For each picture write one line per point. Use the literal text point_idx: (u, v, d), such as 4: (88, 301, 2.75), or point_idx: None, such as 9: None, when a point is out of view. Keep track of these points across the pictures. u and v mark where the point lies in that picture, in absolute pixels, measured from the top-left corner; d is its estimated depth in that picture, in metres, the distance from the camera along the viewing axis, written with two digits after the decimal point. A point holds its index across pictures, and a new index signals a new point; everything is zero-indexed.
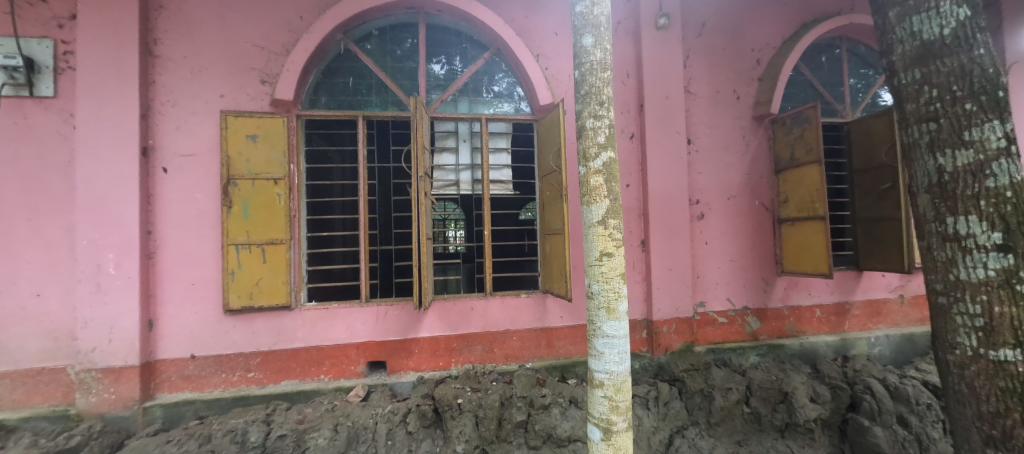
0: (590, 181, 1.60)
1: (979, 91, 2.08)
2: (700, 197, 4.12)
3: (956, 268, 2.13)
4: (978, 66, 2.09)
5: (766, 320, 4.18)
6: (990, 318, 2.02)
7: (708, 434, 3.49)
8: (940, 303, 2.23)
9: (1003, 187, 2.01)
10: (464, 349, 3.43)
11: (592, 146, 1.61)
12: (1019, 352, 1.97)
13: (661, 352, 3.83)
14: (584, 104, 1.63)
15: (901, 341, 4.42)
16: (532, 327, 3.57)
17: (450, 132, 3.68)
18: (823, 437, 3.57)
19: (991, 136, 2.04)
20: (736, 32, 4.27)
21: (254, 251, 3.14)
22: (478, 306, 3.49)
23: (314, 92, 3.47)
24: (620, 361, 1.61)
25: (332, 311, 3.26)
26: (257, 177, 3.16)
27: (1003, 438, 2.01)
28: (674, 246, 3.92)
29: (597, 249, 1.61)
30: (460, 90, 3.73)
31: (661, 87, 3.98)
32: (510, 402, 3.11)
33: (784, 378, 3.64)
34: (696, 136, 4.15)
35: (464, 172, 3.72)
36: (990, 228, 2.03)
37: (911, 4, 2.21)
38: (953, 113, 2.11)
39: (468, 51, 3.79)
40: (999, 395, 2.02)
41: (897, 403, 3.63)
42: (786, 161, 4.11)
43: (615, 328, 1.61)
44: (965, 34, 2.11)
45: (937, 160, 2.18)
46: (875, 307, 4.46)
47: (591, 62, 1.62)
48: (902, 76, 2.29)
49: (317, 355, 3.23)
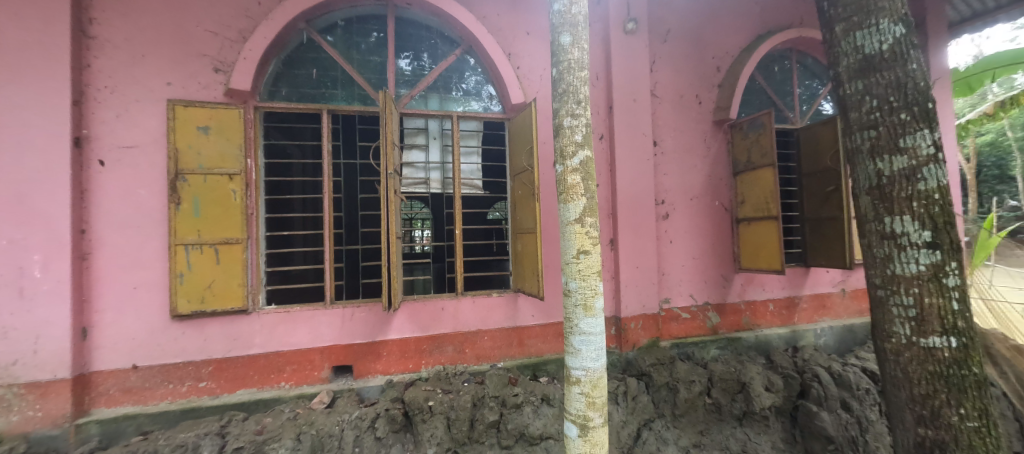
0: (567, 179, 1.58)
1: (913, 102, 2.28)
2: (665, 197, 4.27)
3: (893, 264, 2.34)
4: (911, 79, 2.29)
5: (725, 315, 4.39)
6: (922, 309, 2.24)
7: (673, 425, 3.60)
8: (878, 296, 2.43)
9: (932, 190, 2.22)
10: (435, 350, 3.36)
11: (569, 144, 1.58)
12: (945, 338, 2.20)
13: (629, 348, 3.92)
14: (561, 102, 1.60)
15: (843, 332, 4.79)
16: (503, 327, 3.56)
17: (420, 129, 3.60)
18: (777, 423, 3.78)
19: (924, 143, 2.24)
20: (698, 39, 4.45)
21: (206, 252, 2.92)
22: (449, 306, 3.43)
23: (274, 83, 3.27)
24: (597, 358, 1.59)
25: (294, 314, 3.10)
26: (210, 171, 2.93)
27: (932, 417, 2.24)
28: (641, 244, 4.04)
29: (574, 247, 1.59)
30: (430, 87, 3.65)
31: (629, 90, 4.09)
32: (482, 402, 3.09)
33: (741, 370, 3.84)
34: (661, 138, 4.29)
35: (434, 170, 3.65)
36: (922, 227, 2.23)
37: (854, 21, 2.41)
38: (890, 122, 2.31)
39: (438, 47, 3.72)
40: (928, 378, 2.24)
41: (841, 388, 3.91)
42: (743, 164, 4.34)
43: (592, 325, 1.60)
44: (901, 50, 2.31)
45: (876, 165, 2.37)
46: (821, 300, 4.79)
47: (569, 61, 1.59)
48: (847, 87, 2.49)
49: (277, 361, 3.05)
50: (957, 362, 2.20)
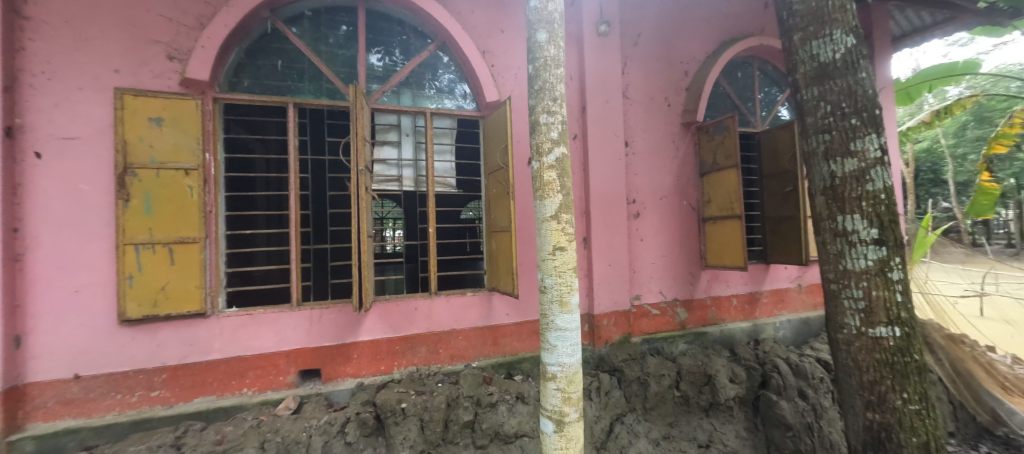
0: (543, 176, 1.47)
1: (862, 108, 2.45)
2: (636, 197, 4.38)
3: (845, 259, 2.51)
4: (861, 86, 2.47)
5: (692, 311, 4.55)
6: (870, 300, 2.42)
7: (644, 419, 3.68)
8: (832, 289, 2.60)
9: (879, 190, 2.40)
10: (407, 351, 3.29)
11: (545, 141, 1.48)
12: (890, 328, 2.39)
13: (601, 344, 3.98)
14: (537, 99, 1.50)
15: (799, 325, 5.06)
16: (478, 326, 3.54)
17: (393, 126, 3.51)
18: (741, 413, 3.94)
19: (872, 147, 2.42)
20: (667, 43, 4.59)
21: (159, 252, 2.73)
22: (423, 306, 3.37)
23: (235, 74, 3.11)
24: (573, 352, 1.48)
25: (257, 317, 2.95)
26: (163, 166, 2.74)
27: (878, 401, 2.44)
28: (613, 242, 4.11)
29: (550, 244, 1.48)
30: (402, 82, 3.57)
31: (602, 91, 4.16)
32: (456, 402, 3.05)
33: (708, 363, 3.99)
34: (633, 139, 4.40)
35: (407, 168, 3.57)
36: (870, 225, 2.41)
37: (811, 31, 2.58)
38: (842, 126, 2.48)
39: (411, 42, 3.65)
40: (876, 365, 2.43)
41: (798, 378, 4.14)
42: (709, 165, 4.51)
43: (568, 321, 1.49)
44: (851, 59, 2.48)
45: (830, 167, 2.54)
46: (780, 295, 5.06)
47: (545, 57, 1.50)
48: (804, 93, 2.65)
49: (239, 367, 2.90)
50: (900, 350, 2.40)
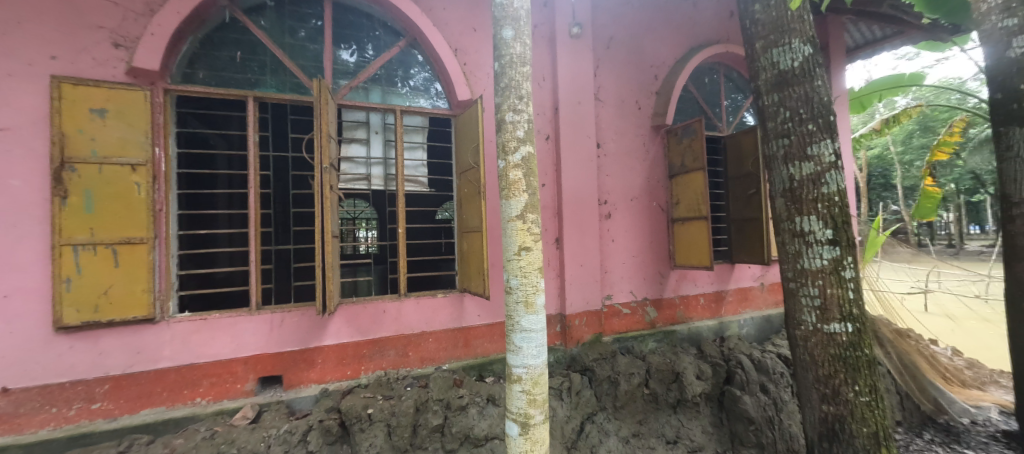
0: (509, 175, 1.44)
1: (818, 115, 2.57)
2: (608, 198, 4.43)
3: (802, 259, 2.62)
4: (817, 94, 2.58)
5: (661, 309, 4.65)
6: (825, 298, 2.54)
7: (614, 417, 3.72)
8: (791, 288, 2.71)
9: (833, 193, 2.52)
10: (375, 354, 3.20)
11: (510, 140, 1.44)
12: (843, 324, 2.51)
13: (573, 344, 4.01)
14: (503, 96, 1.46)
15: (762, 322, 5.26)
16: (449, 327, 3.48)
17: (361, 123, 3.41)
18: (707, 409, 4.05)
19: (827, 152, 2.54)
20: (638, 48, 4.68)
21: (101, 253, 2.54)
22: (392, 308, 3.28)
23: (190, 65, 2.93)
24: (538, 354, 1.46)
25: (212, 322, 2.79)
26: (106, 161, 2.55)
27: (832, 394, 2.56)
28: (585, 243, 4.15)
29: (515, 244, 1.44)
30: (372, 78, 3.48)
31: (574, 93, 4.18)
32: (425, 406, 2.98)
33: (676, 360, 4.08)
34: (605, 141, 4.45)
35: (376, 166, 3.47)
36: (825, 226, 2.53)
37: (771, 40, 2.68)
38: (800, 131, 2.59)
39: (380, 37, 3.56)
40: (830, 359, 2.54)
41: (761, 373, 4.29)
42: (678, 167, 4.62)
43: (533, 322, 1.46)
44: (809, 68, 2.59)
45: (789, 170, 2.65)
46: (743, 294, 5.24)
47: (511, 55, 1.47)
48: (765, 99, 2.76)
49: (192, 375, 2.74)
50: (852, 345, 2.52)
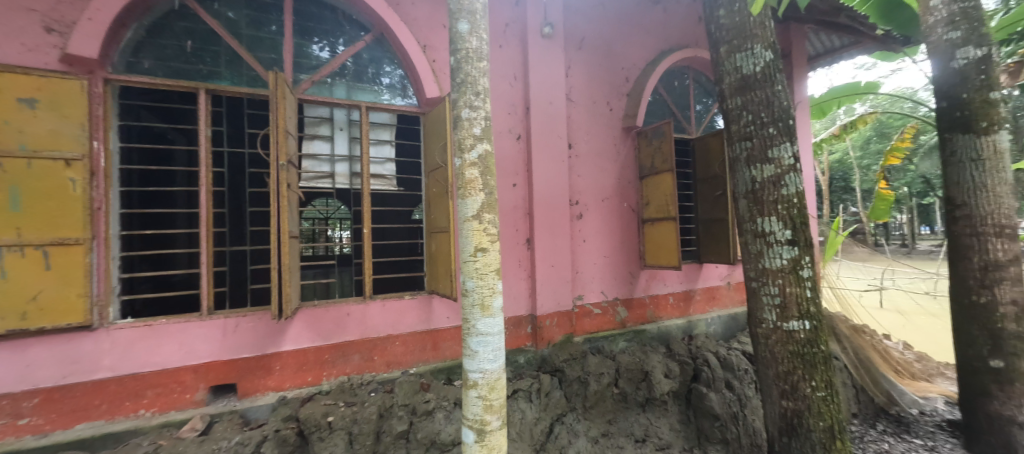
0: (465, 173, 1.39)
1: (778, 119, 2.64)
2: (579, 198, 4.45)
3: (764, 259, 2.68)
4: (778, 98, 2.65)
5: (632, 309, 4.70)
6: (784, 296, 2.61)
7: (584, 417, 3.73)
8: (753, 287, 2.77)
9: (792, 195, 2.60)
10: (338, 359, 3.09)
11: (467, 137, 1.40)
12: (801, 322, 2.59)
13: (544, 345, 4.00)
14: (459, 92, 1.42)
15: (729, 320, 5.41)
16: (416, 330, 3.40)
17: (324, 119, 3.28)
18: (675, 406, 4.10)
19: (787, 155, 2.61)
20: (609, 50, 4.71)
21: (30, 255, 2.33)
22: (356, 311, 3.17)
23: (134, 53, 2.75)
24: (495, 358, 1.41)
25: (157, 328, 2.62)
26: (36, 155, 2.35)
27: (791, 390, 2.63)
28: (556, 243, 4.14)
29: (471, 245, 1.40)
30: (336, 73, 3.36)
31: (545, 93, 4.18)
32: (389, 412, 2.91)
33: (645, 359, 4.13)
34: (576, 141, 4.46)
35: (341, 163, 3.34)
36: (785, 227, 2.60)
37: (735, 45, 2.74)
38: (762, 134, 2.66)
39: (344, 30, 3.45)
40: (789, 356, 2.62)
41: (726, 370, 4.39)
42: (648, 168, 4.68)
43: (490, 325, 1.42)
44: (770, 73, 2.66)
45: (752, 172, 2.71)
46: (711, 292, 5.37)
47: (467, 49, 1.42)
48: (730, 102, 2.81)
49: (135, 385, 2.56)
50: (809, 341, 2.60)
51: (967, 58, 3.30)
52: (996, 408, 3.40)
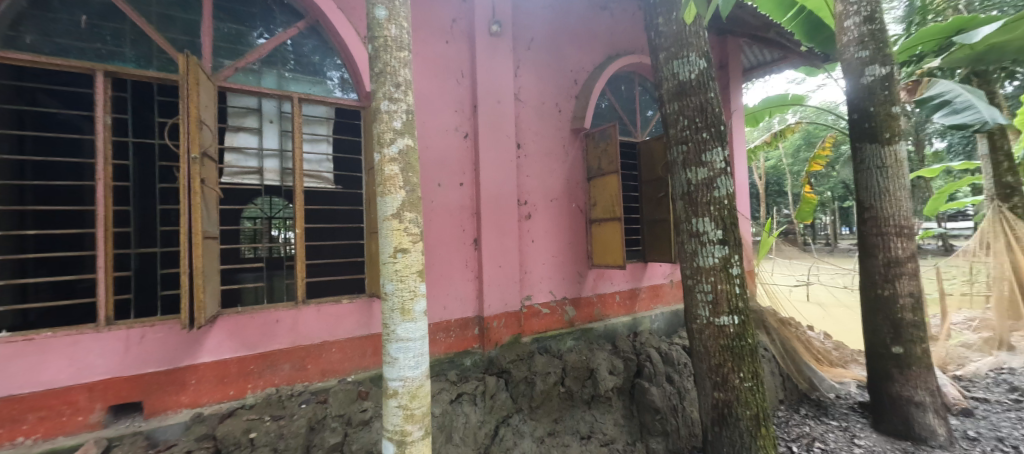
0: (384, 169, 1.33)
1: (711, 124, 2.77)
2: (527, 198, 4.45)
3: (697, 257, 2.81)
4: (711, 105, 2.78)
5: (580, 308, 4.77)
6: (716, 292, 2.74)
7: (530, 418, 3.72)
8: (688, 284, 2.88)
9: (723, 196, 2.74)
10: (265, 370, 2.86)
11: (386, 131, 1.34)
12: (730, 318, 2.73)
13: (491, 346, 3.96)
14: (377, 82, 1.36)
15: (671, 317, 5.65)
16: (355, 335, 3.23)
17: (251, 110, 3.03)
18: (620, 402, 4.19)
19: (718, 159, 2.74)
20: (558, 52, 4.77)
21: None
22: (286, 317, 2.95)
23: (14, 26, 2.39)
24: (416, 365, 1.36)
25: (40, 342, 2.27)
26: None
27: (722, 381, 2.77)
28: (504, 243, 4.11)
29: (390, 245, 1.34)
30: (265, 60, 3.12)
31: (493, 91, 4.13)
32: (321, 424, 2.75)
33: (591, 357, 4.21)
34: (525, 141, 4.46)
35: (270, 159, 3.10)
36: (716, 228, 2.74)
37: (672, 52, 2.84)
38: (697, 139, 2.77)
39: (275, 16, 3.22)
40: (720, 349, 2.75)
41: (668, 365, 4.56)
42: (595, 170, 4.78)
43: (410, 330, 1.36)
44: (704, 80, 2.78)
45: (687, 175, 2.82)
46: (655, 290, 5.58)
47: (386, 37, 1.36)
48: (668, 107, 2.91)
49: (11, 410, 2.20)
50: (737, 335, 2.74)
51: (874, 75, 3.65)
52: (897, 389, 3.78)
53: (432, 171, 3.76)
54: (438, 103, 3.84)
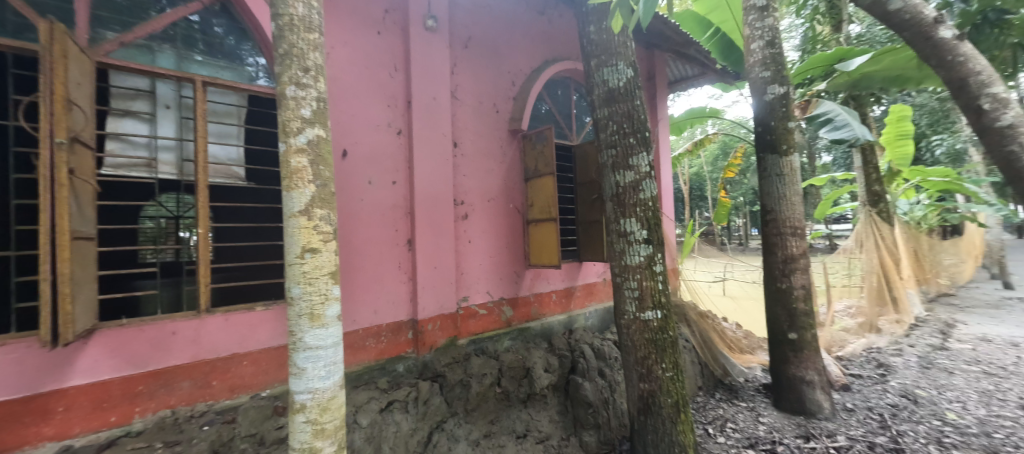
0: (290, 161, 1.28)
1: (637, 130, 2.92)
2: (464, 198, 4.39)
3: (625, 256, 2.94)
4: (637, 112, 2.93)
5: (517, 308, 4.80)
6: (642, 289, 2.89)
7: (465, 421, 3.66)
8: (617, 282, 3.00)
9: (648, 198, 2.90)
10: (158, 390, 2.50)
11: (293, 119, 1.29)
12: (654, 312, 2.89)
13: (425, 350, 3.82)
14: (283, 65, 1.31)
15: (604, 313, 5.89)
16: (271, 346, 2.96)
17: (141, 92, 2.64)
18: (555, 399, 4.27)
19: (643, 163, 2.91)
20: (496, 52, 4.76)
21: None
22: (185, 329, 2.61)
23: None
24: (327, 375, 1.31)
25: None
26: None
27: (647, 372, 2.93)
28: (439, 244, 4.01)
29: (298, 245, 1.27)
30: (162, 37, 2.76)
31: (429, 88, 4.02)
32: (229, 446, 2.53)
33: (527, 356, 4.26)
34: (461, 140, 4.40)
35: (167, 149, 2.73)
36: (642, 228, 2.89)
37: (602, 60, 2.95)
38: (625, 144, 2.91)
39: None
40: (646, 342, 2.90)
41: (600, 360, 4.74)
42: (532, 171, 4.84)
43: (322, 337, 1.30)
44: (631, 88, 2.93)
45: (616, 177, 2.94)
46: (590, 288, 5.78)
47: (291, 16, 1.32)
48: (598, 112, 3.02)
49: None
50: (660, 328, 2.90)
51: (774, 94, 4.10)
52: (793, 371, 4.26)
53: (362, 168, 3.55)
54: (369, 96, 3.64)
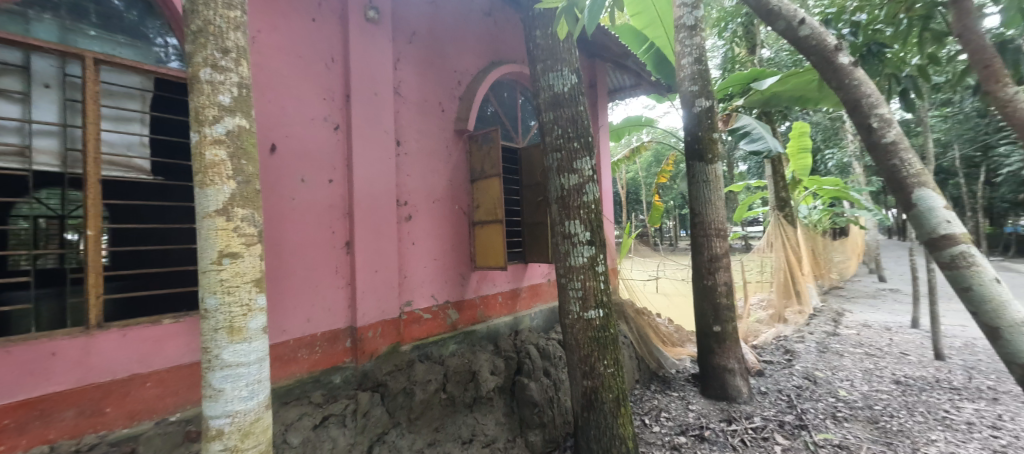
0: (204, 154, 1.13)
1: (581, 135, 2.99)
2: (407, 199, 4.22)
3: (570, 258, 2.99)
4: (581, 117, 3.01)
5: (462, 311, 4.71)
6: (585, 289, 2.96)
7: (408, 431, 3.52)
8: (562, 283, 3.05)
9: (591, 201, 2.98)
10: (32, 424, 2.10)
11: (207, 106, 1.15)
12: (597, 311, 2.98)
13: (365, 359, 3.62)
14: (197, 44, 1.16)
15: (548, 314, 5.99)
16: (182, 363, 2.63)
17: (12, 67, 2.22)
18: (501, 401, 4.24)
19: (587, 167, 2.99)
20: (441, 49, 4.66)
21: None
22: (70, 349, 2.21)
23: None
24: (249, 395, 1.17)
25: None
26: None
27: (590, 370, 3.01)
28: (381, 246, 3.82)
29: (214, 249, 1.12)
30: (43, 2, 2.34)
31: (370, 82, 3.82)
32: None
33: (473, 360, 4.19)
34: (405, 138, 4.23)
35: (48, 135, 2.33)
36: (586, 230, 2.96)
37: (547, 64, 2.99)
38: (569, 148, 2.97)
39: None
40: (589, 341, 2.98)
41: (546, 360, 4.80)
42: (478, 172, 4.80)
43: (243, 353, 1.16)
44: (575, 93, 3.00)
45: (561, 180, 2.99)
46: (535, 289, 5.85)
47: None
48: (544, 115, 3.05)
49: None
50: (602, 327, 3.00)
51: (701, 106, 4.43)
52: (718, 361, 4.62)
53: (293, 165, 3.28)
54: (303, 87, 3.37)
